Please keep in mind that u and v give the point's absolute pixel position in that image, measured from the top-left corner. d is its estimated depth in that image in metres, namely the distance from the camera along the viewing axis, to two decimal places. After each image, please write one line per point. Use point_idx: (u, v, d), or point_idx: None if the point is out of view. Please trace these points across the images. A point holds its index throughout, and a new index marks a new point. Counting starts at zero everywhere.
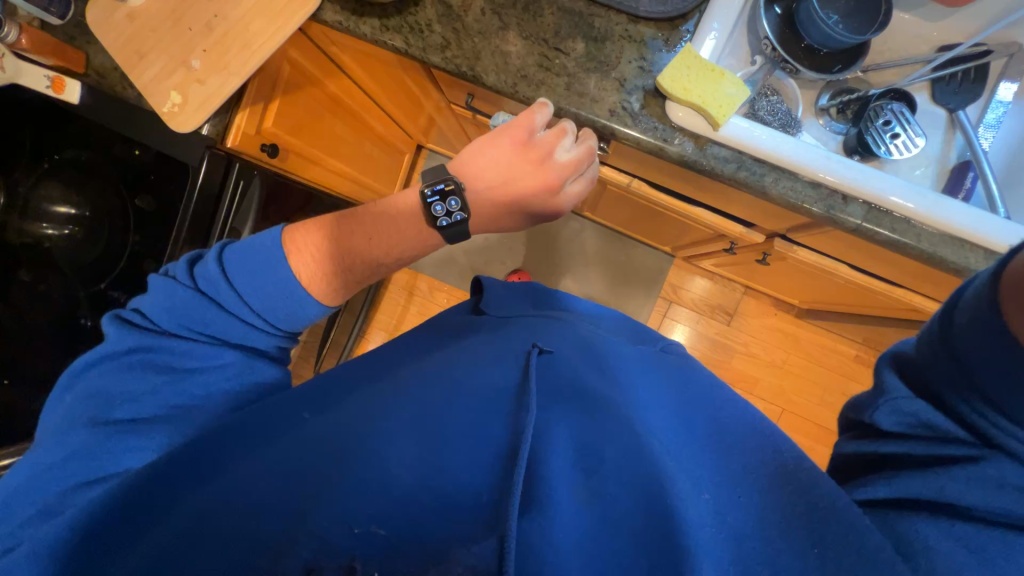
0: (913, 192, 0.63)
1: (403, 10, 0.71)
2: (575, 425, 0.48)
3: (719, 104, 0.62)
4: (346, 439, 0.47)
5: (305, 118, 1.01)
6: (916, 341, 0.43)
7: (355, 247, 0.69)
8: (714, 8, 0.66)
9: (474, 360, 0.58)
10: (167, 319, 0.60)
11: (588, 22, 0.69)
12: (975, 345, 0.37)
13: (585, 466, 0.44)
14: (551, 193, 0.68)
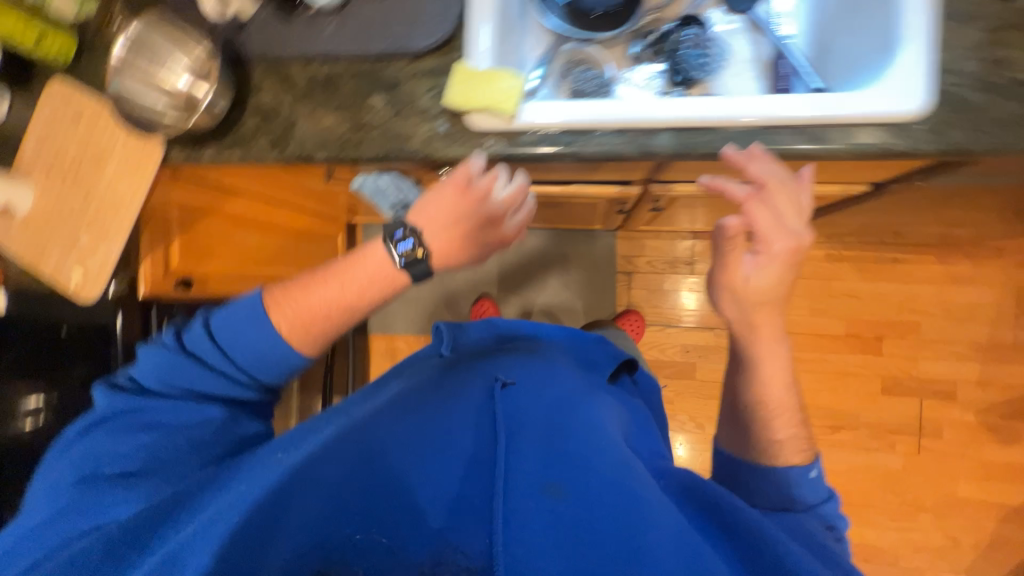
0: (706, 105, 0.65)
1: (230, 129, 0.80)
2: (540, 440, 0.64)
3: (502, 99, 0.68)
4: (368, 465, 0.58)
5: (216, 244, 1.11)
6: (765, 441, 0.68)
7: (326, 301, 0.68)
8: (473, 22, 0.70)
9: (460, 400, 0.72)
10: (154, 380, 0.67)
11: (378, 75, 0.75)
12: (737, 445, 0.70)
13: (549, 467, 0.60)
14: (495, 226, 0.73)
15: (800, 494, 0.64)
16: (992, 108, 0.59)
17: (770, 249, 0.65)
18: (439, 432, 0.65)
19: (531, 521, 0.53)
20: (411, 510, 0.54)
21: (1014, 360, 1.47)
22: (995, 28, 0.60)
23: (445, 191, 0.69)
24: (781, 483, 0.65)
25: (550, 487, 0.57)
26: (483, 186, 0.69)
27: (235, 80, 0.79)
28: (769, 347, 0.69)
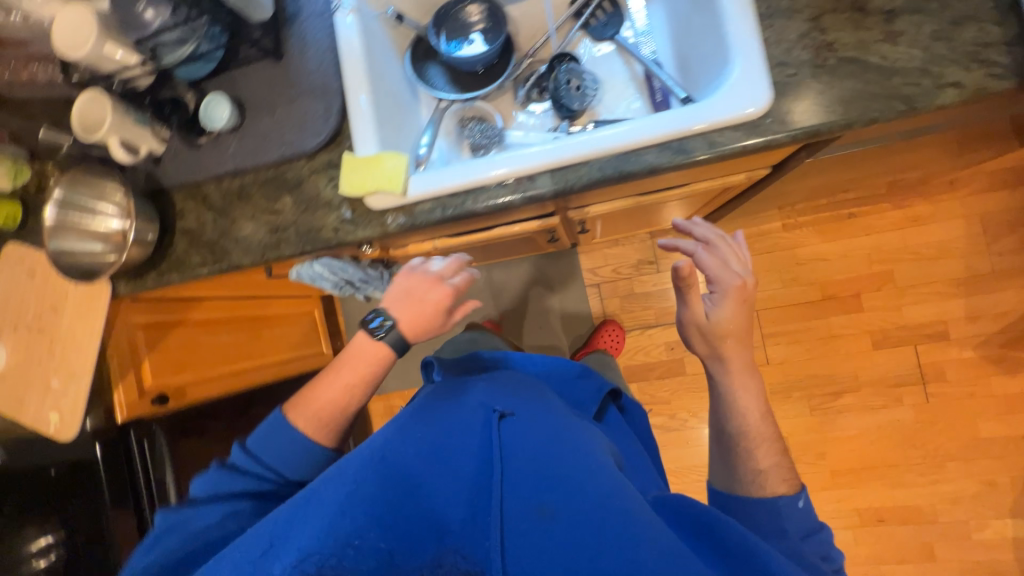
0: (571, 144, 0.69)
1: (164, 256, 0.87)
2: (547, 461, 0.56)
3: (389, 179, 0.74)
4: (384, 476, 0.53)
5: (185, 356, 1.14)
6: (749, 471, 0.68)
7: (336, 395, 0.71)
8: (354, 112, 0.77)
9: (461, 412, 0.64)
10: (205, 498, 0.64)
11: (283, 178, 0.81)
12: (726, 476, 0.70)
13: (553, 489, 0.53)
14: (438, 284, 0.77)
15: (792, 526, 0.62)
16: (832, 89, 0.62)
17: (724, 288, 0.74)
18: (446, 444, 0.58)
19: (529, 552, 0.47)
20: (411, 523, 0.50)
21: (998, 287, 1.45)
22: (815, 15, 0.63)
23: (423, 287, 0.76)
24: (767, 511, 0.64)
25: (548, 511, 0.50)
26: (458, 281, 0.77)
27: (160, 212, 0.87)
28: (741, 380, 0.73)
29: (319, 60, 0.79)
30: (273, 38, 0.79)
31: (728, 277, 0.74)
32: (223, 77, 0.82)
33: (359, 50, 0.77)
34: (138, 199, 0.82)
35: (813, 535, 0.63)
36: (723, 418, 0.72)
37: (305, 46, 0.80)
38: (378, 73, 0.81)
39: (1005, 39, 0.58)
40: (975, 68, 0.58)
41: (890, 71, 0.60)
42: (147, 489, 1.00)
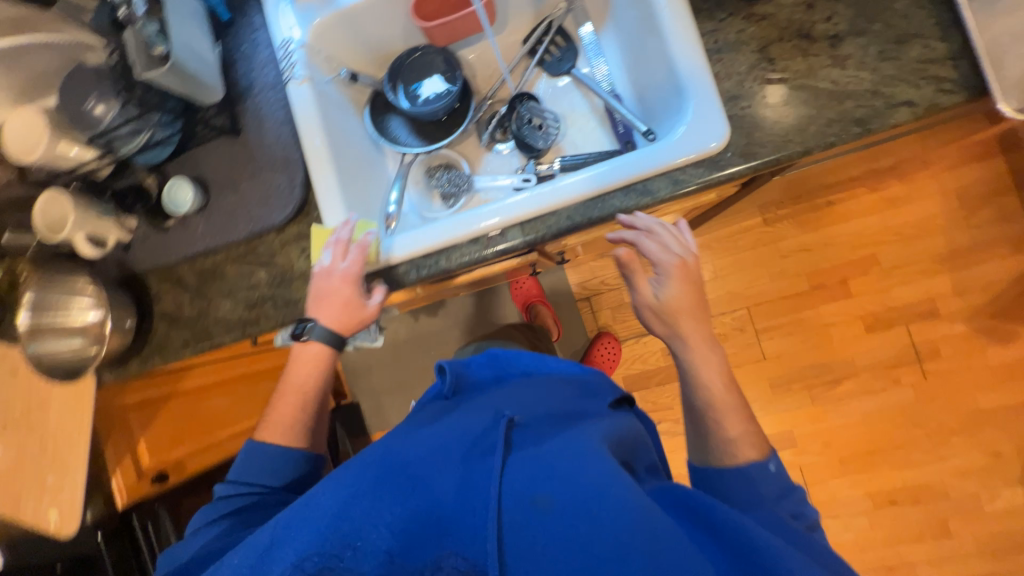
0: (537, 195, 0.69)
1: (145, 341, 0.86)
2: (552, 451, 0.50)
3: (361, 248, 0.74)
4: (385, 479, 0.50)
5: (184, 425, 1.14)
6: (726, 441, 0.64)
7: (293, 399, 0.74)
8: (320, 183, 0.77)
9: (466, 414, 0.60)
10: (197, 524, 0.67)
11: (255, 253, 0.81)
12: (704, 451, 0.67)
13: (556, 479, 0.47)
14: (326, 275, 0.72)
15: (765, 489, 0.59)
16: (787, 117, 0.62)
17: (667, 270, 0.67)
18: (449, 445, 0.54)
19: (528, 551, 0.43)
20: (409, 520, 0.46)
21: (982, 259, 1.46)
22: (762, 45, 0.63)
23: (324, 287, 0.71)
24: (742, 478, 0.60)
25: (545, 503, 0.45)
26: (353, 267, 0.71)
27: (135, 299, 0.86)
28: (702, 352, 0.68)
29: (278, 132, 0.78)
30: (229, 115, 0.79)
31: (666, 256, 0.67)
32: (183, 158, 0.82)
33: (315, 119, 0.77)
34: (111, 291, 0.81)
35: (790, 492, 0.60)
36: (691, 391, 0.68)
37: (262, 119, 0.79)
38: (337, 137, 0.81)
39: (951, 53, 0.58)
40: (924, 84, 0.58)
41: (842, 94, 0.60)
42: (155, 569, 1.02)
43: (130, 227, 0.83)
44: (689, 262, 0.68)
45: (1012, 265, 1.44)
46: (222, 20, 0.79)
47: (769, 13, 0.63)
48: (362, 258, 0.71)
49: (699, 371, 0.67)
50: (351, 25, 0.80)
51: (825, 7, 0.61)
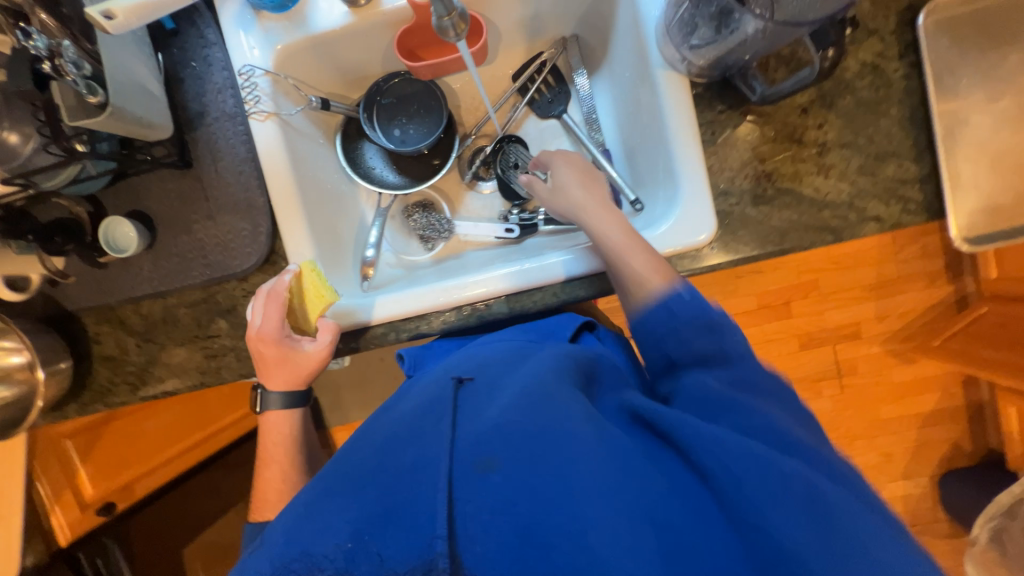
0: (525, 272, 0.71)
1: (83, 385, 0.78)
2: (512, 409, 0.43)
3: (316, 298, 0.67)
4: (345, 492, 0.41)
5: (128, 450, 1.04)
6: (635, 280, 0.59)
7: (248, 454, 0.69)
8: (288, 234, 0.70)
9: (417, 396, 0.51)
10: None
11: (215, 301, 0.74)
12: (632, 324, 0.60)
13: (507, 437, 0.41)
14: (254, 336, 0.66)
15: (679, 316, 0.54)
16: (770, 219, 0.64)
17: (551, 163, 0.71)
18: (403, 427, 0.46)
19: (485, 524, 0.37)
20: (368, 516, 0.39)
21: (904, 289, 1.60)
22: (756, 144, 0.63)
23: (258, 357, 0.67)
24: (656, 316, 0.56)
25: (493, 466, 0.40)
26: (272, 323, 0.65)
27: (66, 339, 0.76)
28: (602, 220, 0.64)
29: (237, 170, 0.70)
30: (176, 143, 0.68)
31: (556, 156, 0.72)
32: (122, 185, 0.71)
33: (283, 162, 0.69)
34: (37, 332, 0.71)
35: (723, 334, 0.53)
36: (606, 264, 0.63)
37: (217, 153, 0.70)
38: (306, 178, 0.74)
39: (920, 175, 0.61)
40: (893, 204, 0.62)
41: (822, 203, 0.63)
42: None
43: (55, 265, 0.71)
44: (578, 156, 0.72)
45: (927, 296, 1.60)
46: (165, 29, 0.67)
47: (766, 113, 0.63)
48: (279, 301, 0.65)
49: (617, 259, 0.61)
50: (323, 51, 0.71)
51: (818, 114, 0.62)
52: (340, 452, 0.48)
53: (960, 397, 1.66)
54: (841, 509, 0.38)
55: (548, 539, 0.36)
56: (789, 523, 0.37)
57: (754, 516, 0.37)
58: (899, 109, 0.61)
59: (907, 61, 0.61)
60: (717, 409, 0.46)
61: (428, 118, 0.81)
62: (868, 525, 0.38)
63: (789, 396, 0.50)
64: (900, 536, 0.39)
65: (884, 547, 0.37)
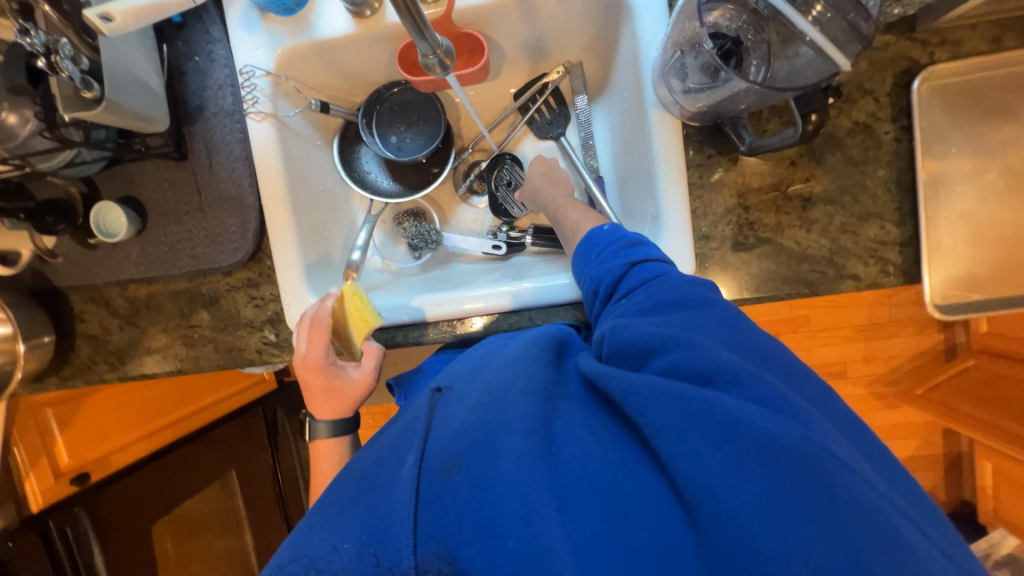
0: (503, 294, 0.72)
1: (65, 360, 0.79)
2: (474, 411, 0.49)
3: (361, 321, 0.68)
4: (342, 498, 0.48)
5: (108, 421, 1.10)
6: (589, 239, 0.64)
7: None
8: (275, 235, 0.71)
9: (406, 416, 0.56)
10: None
11: (198, 292, 0.75)
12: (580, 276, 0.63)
13: (460, 440, 0.46)
14: (302, 365, 0.67)
15: (601, 248, 0.61)
16: (748, 267, 0.64)
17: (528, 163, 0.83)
18: (391, 439, 0.53)
19: (452, 520, 0.42)
20: (366, 524, 0.43)
21: (894, 332, 1.59)
22: (741, 192, 0.64)
23: (306, 386, 0.68)
24: (593, 262, 0.61)
25: (453, 468, 0.45)
26: (318, 352, 0.66)
27: (51, 314, 0.77)
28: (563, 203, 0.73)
29: (231, 167, 0.71)
30: (173, 134, 0.69)
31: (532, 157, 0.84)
32: (117, 170, 0.72)
33: (277, 163, 0.70)
34: (22, 305, 0.72)
35: (656, 283, 0.54)
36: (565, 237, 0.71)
37: (213, 148, 0.71)
38: (299, 180, 0.75)
39: (901, 239, 0.62)
40: (872, 263, 0.63)
41: (801, 256, 0.64)
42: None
43: (45, 244, 0.72)
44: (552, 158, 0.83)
45: (916, 342, 1.59)
46: (173, 22, 0.69)
47: (754, 162, 0.63)
48: (323, 327, 0.66)
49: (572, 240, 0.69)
50: (327, 56, 0.72)
51: (806, 168, 0.63)
52: (344, 471, 0.53)
53: (939, 447, 1.64)
54: (765, 434, 0.38)
55: (504, 525, 0.40)
56: (712, 460, 0.38)
57: (675, 460, 0.39)
58: (886, 170, 0.62)
59: (899, 123, 0.61)
60: (646, 355, 0.47)
61: (426, 128, 0.81)
62: (801, 439, 0.38)
63: (735, 320, 0.50)
64: (832, 445, 0.39)
65: (813, 464, 0.37)
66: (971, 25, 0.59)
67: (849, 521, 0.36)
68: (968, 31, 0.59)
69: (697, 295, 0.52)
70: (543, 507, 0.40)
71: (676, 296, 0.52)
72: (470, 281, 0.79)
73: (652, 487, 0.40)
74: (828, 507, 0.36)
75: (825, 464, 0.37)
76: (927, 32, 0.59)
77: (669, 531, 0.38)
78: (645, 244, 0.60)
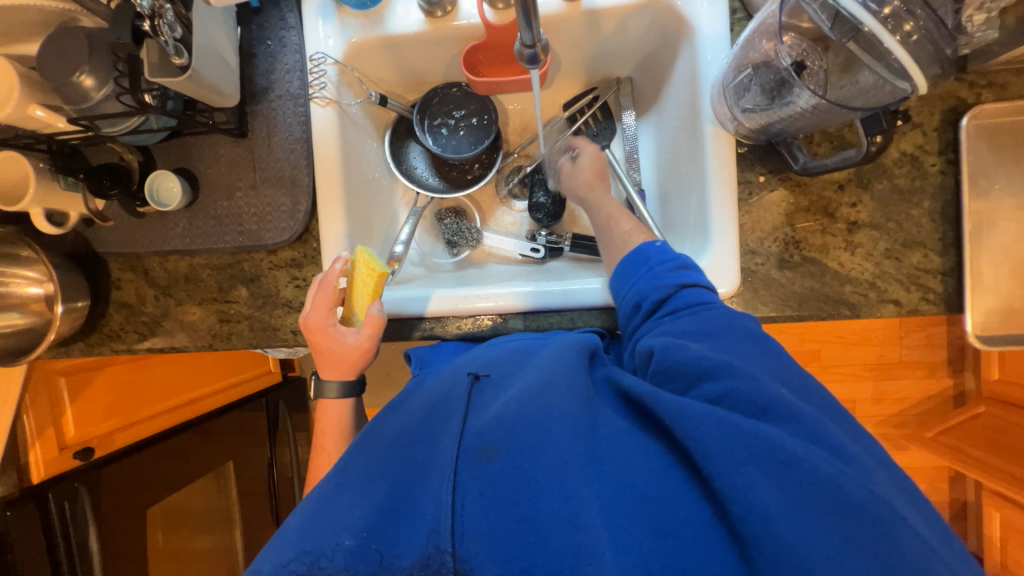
0: (546, 294, 0.72)
1: (95, 326, 0.78)
2: (517, 403, 0.48)
3: (366, 268, 0.67)
4: (382, 470, 0.47)
5: (117, 398, 1.08)
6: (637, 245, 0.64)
7: None
8: (325, 216, 0.72)
9: (435, 388, 0.57)
10: None
11: (239, 269, 0.76)
12: (617, 283, 0.63)
13: (502, 430, 0.46)
14: (309, 325, 0.66)
15: (650, 253, 0.61)
16: (791, 285, 0.66)
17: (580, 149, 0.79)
18: (424, 424, 0.52)
19: (484, 513, 0.41)
20: (369, 517, 0.43)
21: (903, 375, 1.59)
22: (789, 211, 0.66)
23: (312, 346, 0.68)
24: (632, 261, 0.62)
25: (491, 456, 0.45)
26: (320, 311, 0.66)
27: (88, 279, 0.77)
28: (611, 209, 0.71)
29: (289, 148, 0.72)
30: (236, 113, 0.71)
31: (587, 146, 0.79)
32: (174, 143, 0.73)
33: (335, 145, 0.72)
34: (64, 266, 0.72)
35: (705, 310, 0.54)
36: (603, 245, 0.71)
37: (273, 129, 0.72)
38: (352, 166, 0.76)
39: (943, 268, 0.63)
40: (914, 290, 0.64)
41: (845, 278, 0.65)
42: (65, 558, 0.94)
43: (95, 206, 0.73)
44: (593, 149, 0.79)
45: (926, 386, 1.59)
46: (250, 7, 0.71)
47: (803, 183, 0.65)
48: (328, 288, 0.66)
49: (619, 248, 0.67)
50: (393, 51, 0.75)
51: (853, 192, 0.65)
52: (361, 440, 0.52)
53: (945, 494, 1.62)
54: (827, 481, 0.38)
55: (539, 527, 0.40)
56: (768, 494, 0.38)
57: (728, 487, 0.39)
58: (931, 201, 0.64)
59: (945, 157, 0.63)
60: (698, 377, 0.47)
61: (478, 129, 0.83)
62: (873, 500, 0.38)
63: (774, 350, 0.51)
64: (880, 475, 0.40)
65: (862, 510, 0.37)
66: (1016, 70, 0.62)
67: (897, 553, 0.36)
68: (1014, 76, 0.62)
69: (746, 329, 0.53)
70: (590, 512, 0.40)
71: (725, 326, 0.52)
72: (506, 279, 0.80)
73: (702, 515, 0.40)
74: (884, 548, 0.36)
75: (876, 510, 0.37)
76: (974, 73, 0.63)
77: (716, 561, 0.38)
78: (696, 269, 0.59)
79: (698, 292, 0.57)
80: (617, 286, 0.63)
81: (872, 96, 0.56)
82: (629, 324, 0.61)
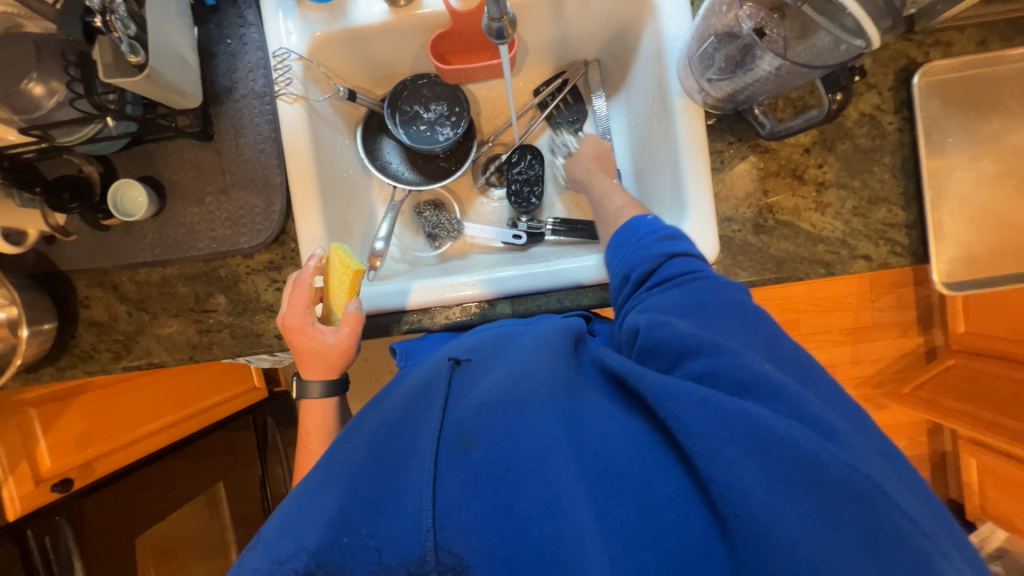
0: (532, 276, 0.72)
1: (64, 348, 0.75)
2: (499, 390, 0.48)
3: (342, 266, 0.64)
4: (369, 461, 0.45)
5: (94, 424, 1.03)
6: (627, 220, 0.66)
7: None
8: (302, 214, 0.70)
9: (415, 378, 0.56)
10: None
11: (216, 276, 0.74)
12: (610, 257, 0.64)
13: (482, 417, 0.46)
14: (288, 326, 0.65)
15: (641, 227, 0.62)
16: (769, 247, 0.67)
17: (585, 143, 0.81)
18: (406, 413, 0.50)
19: (463, 506, 0.40)
20: (348, 509, 0.41)
21: (877, 336, 1.66)
22: (761, 176, 0.68)
23: (292, 347, 0.66)
24: (624, 236, 0.63)
25: (471, 444, 0.44)
26: (297, 310, 0.65)
27: (53, 299, 0.74)
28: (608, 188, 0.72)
29: (258, 148, 0.71)
30: (200, 116, 0.69)
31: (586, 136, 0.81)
32: (136, 150, 0.71)
33: (308, 141, 0.71)
34: (27, 287, 0.69)
35: (696, 280, 0.55)
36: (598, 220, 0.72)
37: (240, 129, 0.71)
38: (326, 162, 0.75)
39: (907, 221, 0.66)
40: (882, 244, 0.67)
41: (817, 238, 0.67)
42: None
43: (57, 222, 0.70)
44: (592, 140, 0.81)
45: (899, 345, 1.66)
46: (206, 5, 0.70)
47: (772, 149, 0.67)
48: (303, 287, 0.65)
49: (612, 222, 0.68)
50: (359, 44, 0.74)
51: (819, 154, 0.67)
52: (344, 435, 0.50)
53: (925, 446, 1.70)
54: (809, 455, 0.39)
55: (522, 516, 0.40)
56: (747, 470, 0.38)
57: (712, 467, 0.39)
58: (892, 157, 0.66)
59: (901, 116, 0.66)
60: (681, 355, 0.48)
61: (450, 119, 0.83)
62: (849, 469, 0.39)
63: (760, 321, 0.52)
64: (856, 437, 0.41)
65: (842, 478, 0.38)
66: (959, 27, 0.66)
67: (877, 503, 0.38)
68: (957, 34, 0.66)
69: (736, 300, 0.54)
70: (571, 496, 0.40)
71: (712, 298, 0.53)
72: (490, 266, 0.80)
73: (685, 492, 0.40)
74: (866, 499, 0.38)
75: (854, 479, 0.38)
76: (920, 33, 0.66)
77: (698, 538, 0.39)
78: (685, 238, 0.60)
79: (687, 260, 0.58)
80: (611, 260, 0.64)
81: (829, 57, 0.59)
82: (620, 297, 0.62)
